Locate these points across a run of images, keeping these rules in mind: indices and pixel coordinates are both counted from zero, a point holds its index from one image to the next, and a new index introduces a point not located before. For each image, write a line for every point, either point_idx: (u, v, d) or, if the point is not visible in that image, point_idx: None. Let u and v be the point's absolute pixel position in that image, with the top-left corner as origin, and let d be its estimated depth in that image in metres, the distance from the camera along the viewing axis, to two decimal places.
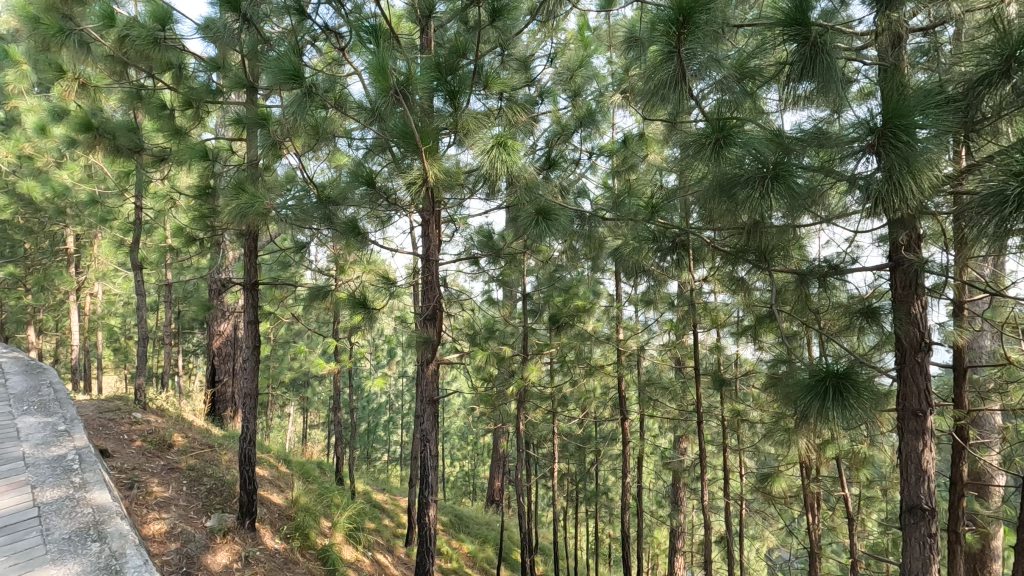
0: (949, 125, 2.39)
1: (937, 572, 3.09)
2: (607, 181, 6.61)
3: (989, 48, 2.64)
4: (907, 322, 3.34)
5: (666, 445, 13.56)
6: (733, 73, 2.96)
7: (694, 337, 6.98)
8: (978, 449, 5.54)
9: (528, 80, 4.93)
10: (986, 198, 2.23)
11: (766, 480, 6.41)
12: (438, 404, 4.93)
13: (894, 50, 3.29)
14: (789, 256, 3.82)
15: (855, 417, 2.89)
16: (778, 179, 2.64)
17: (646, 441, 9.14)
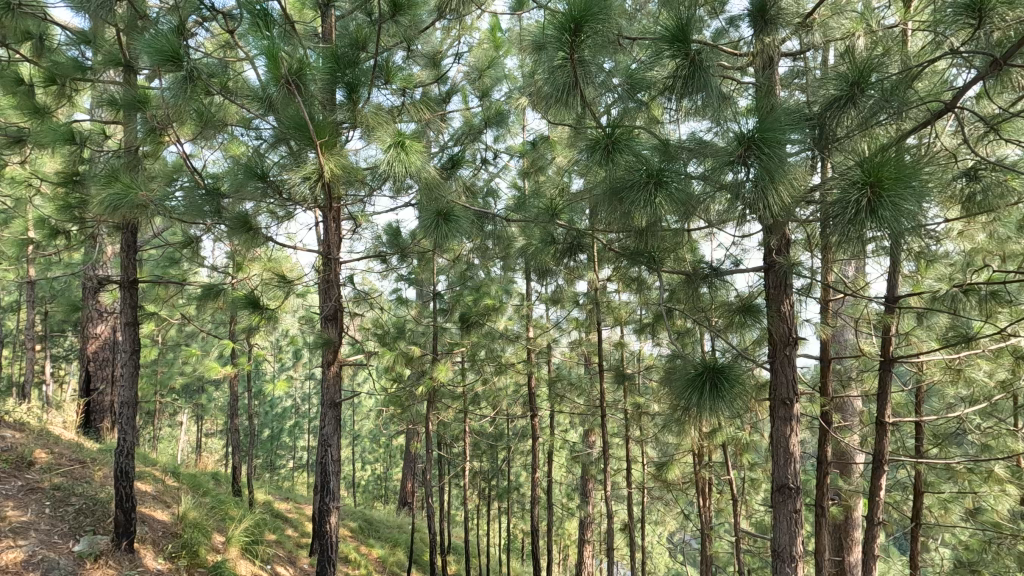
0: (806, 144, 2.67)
1: (801, 543, 3.43)
2: (516, 182, 6.72)
3: (842, 74, 2.98)
4: (778, 319, 3.72)
5: (575, 439, 13.99)
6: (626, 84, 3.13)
7: (599, 335, 7.28)
8: (842, 431, 6.22)
9: (437, 78, 4.89)
10: (835, 208, 2.51)
11: (663, 468, 6.81)
12: (340, 407, 4.78)
13: (768, 71, 3.63)
14: (681, 258, 4.08)
15: (727, 407, 3.21)
16: (661, 185, 2.84)
17: (555, 436, 9.39)
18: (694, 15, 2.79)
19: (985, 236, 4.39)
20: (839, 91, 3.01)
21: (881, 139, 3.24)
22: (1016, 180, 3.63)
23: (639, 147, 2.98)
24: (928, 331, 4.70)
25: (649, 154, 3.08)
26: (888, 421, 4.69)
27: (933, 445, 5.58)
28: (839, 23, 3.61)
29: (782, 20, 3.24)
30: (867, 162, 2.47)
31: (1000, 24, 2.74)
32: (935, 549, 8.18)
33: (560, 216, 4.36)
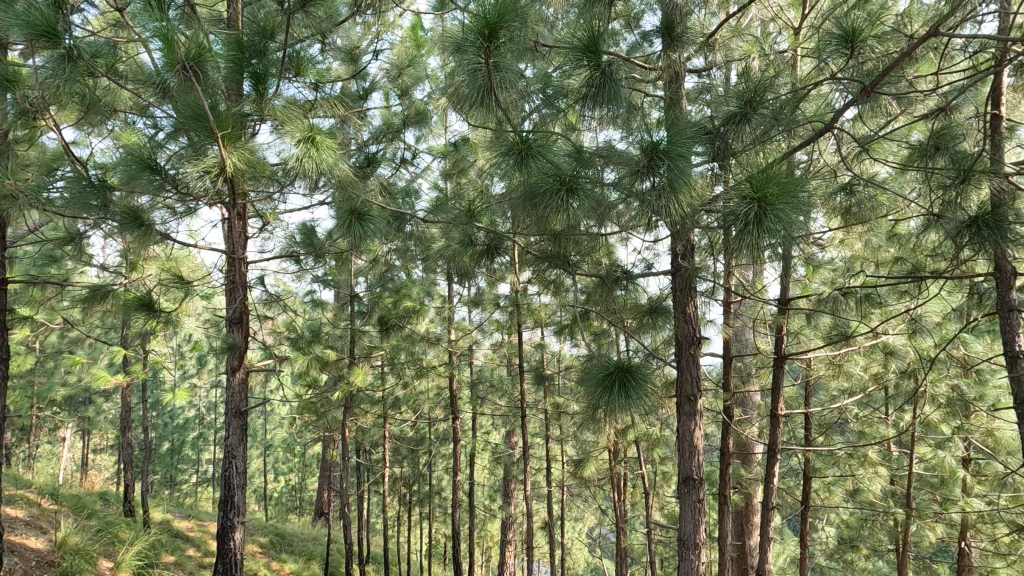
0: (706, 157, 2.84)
1: (705, 530, 3.64)
2: (438, 183, 6.66)
3: (738, 93, 3.21)
4: (684, 320, 3.94)
5: (498, 440, 14.05)
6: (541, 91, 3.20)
7: (520, 336, 7.37)
8: (743, 424, 6.69)
9: (355, 74, 4.75)
10: (730, 218, 2.70)
11: (580, 466, 7.00)
12: (247, 416, 4.51)
13: (675, 85, 3.85)
14: (597, 262, 4.21)
15: (634, 405, 3.37)
16: (574, 192, 2.91)
17: (477, 438, 9.38)
18: (604, 29, 2.90)
19: (860, 244, 4.89)
20: (735, 108, 3.24)
21: (772, 155, 3.53)
22: (885, 196, 4.07)
23: (553, 154, 3.05)
24: (814, 329, 5.17)
25: (563, 161, 3.15)
26: (781, 414, 5.11)
27: (819, 433, 6.13)
28: (737, 45, 3.92)
29: (687, 40, 3.43)
30: (757, 176, 2.68)
31: (867, 56, 3.10)
32: (821, 529, 8.98)
33: (479, 219, 4.37)
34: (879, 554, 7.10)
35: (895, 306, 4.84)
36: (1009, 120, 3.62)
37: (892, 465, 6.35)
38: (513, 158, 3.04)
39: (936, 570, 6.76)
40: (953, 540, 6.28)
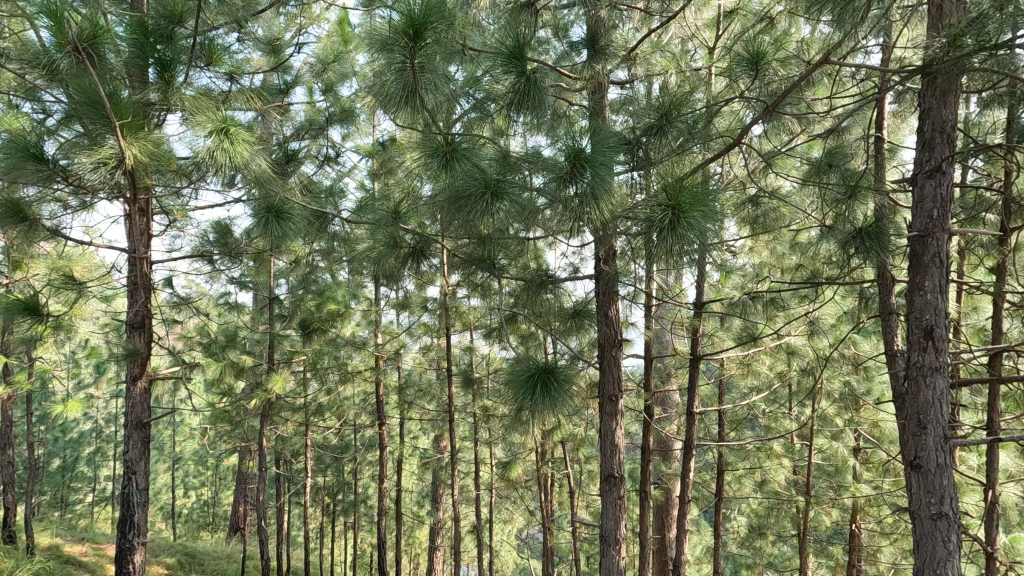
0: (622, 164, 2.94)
1: (625, 526, 3.77)
2: (365, 182, 6.50)
3: (654, 106, 3.38)
4: (606, 323, 4.08)
5: (427, 445, 13.85)
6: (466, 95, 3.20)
7: (448, 339, 7.31)
8: (662, 422, 7.00)
9: (277, 66, 4.55)
10: (647, 225, 2.82)
11: (508, 468, 7.04)
12: (149, 428, 4.17)
13: (599, 95, 3.98)
14: (524, 266, 4.27)
15: (557, 407, 3.47)
16: (499, 195, 2.94)
17: (404, 443, 9.20)
18: (529, 36, 2.96)
19: (766, 252, 5.25)
20: (651, 120, 3.40)
21: (687, 166, 3.74)
22: (788, 207, 4.40)
23: (479, 158, 3.05)
24: (727, 331, 5.49)
25: (489, 165, 3.17)
26: (696, 411, 5.39)
27: (731, 429, 6.51)
28: (654, 60, 4.13)
29: (610, 53, 3.57)
30: (672, 186, 2.83)
31: (770, 78, 3.36)
32: (734, 519, 9.53)
33: (406, 220, 4.30)
34: (783, 540, 7.63)
35: (796, 309, 5.26)
36: (889, 142, 4.04)
37: (794, 456, 6.86)
38: (438, 159, 3.03)
39: (832, 552, 7.36)
40: (845, 523, 6.87)
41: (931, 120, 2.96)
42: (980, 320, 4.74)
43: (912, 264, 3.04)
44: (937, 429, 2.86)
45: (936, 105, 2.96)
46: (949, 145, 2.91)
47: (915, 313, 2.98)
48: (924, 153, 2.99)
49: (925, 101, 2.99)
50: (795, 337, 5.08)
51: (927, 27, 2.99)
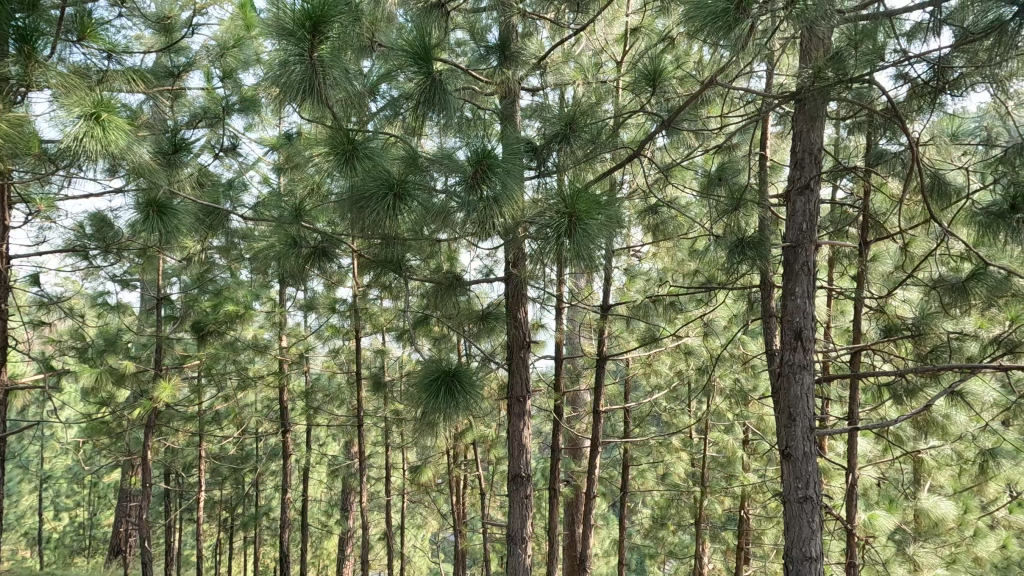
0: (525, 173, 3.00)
1: (530, 524, 3.85)
2: (271, 176, 6.14)
3: (561, 117, 3.53)
4: (515, 324, 4.17)
5: (337, 452, 13.33)
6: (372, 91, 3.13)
7: (358, 341, 7.08)
8: (572, 421, 7.20)
9: (169, 46, 4.18)
10: (548, 232, 2.89)
11: (419, 472, 6.94)
12: (3, 444, 3.68)
13: (510, 101, 4.05)
14: (434, 267, 4.25)
15: (462, 409, 3.49)
16: (402, 197, 2.91)
17: (311, 451, 8.79)
18: (437, 37, 2.95)
19: (668, 258, 5.57)
20: (556, 130, 3.55)
21: (591, 173, 3.90)
22: (685, 216, 4.70)
23: (382, 157, 3.00)
24: (631, 332, 5.77)
25: (395, 164, 3.13)
26: (602, 409, 5.61)
27: (634, 426, 6.83)
28: (562, 71, 4.29)
29: (519, 59, 3.67)
30: (572, 194, 2.95)
31: (669, 93, 3.58)
32: (637, 512, 10.00)
33: (311, 218, 4.13)
34: (681, 529, 8.11)
35: (694, 311, 5.62)
36: (772, 159, 4.43)
37: (691, 449, 7.32)
38: (339, 158, 2.93)
39: (724, 537, 7.91)
40: (735, 510, 7.41)
41: (803, 141, 3.29)
42: (846, 321, 5.31)
43: (785, 271, 3.36)
44: (804, 420, 3.17)
45: (806, 129, 3.29)
46: (815, 166, 3.26)
47: (787, 316, 3.29)
48: (795, 171, 3.32)
49: (798, 125, 3.32)
50: (692, 338, 5.43)
51: (801, 58, 3.31)
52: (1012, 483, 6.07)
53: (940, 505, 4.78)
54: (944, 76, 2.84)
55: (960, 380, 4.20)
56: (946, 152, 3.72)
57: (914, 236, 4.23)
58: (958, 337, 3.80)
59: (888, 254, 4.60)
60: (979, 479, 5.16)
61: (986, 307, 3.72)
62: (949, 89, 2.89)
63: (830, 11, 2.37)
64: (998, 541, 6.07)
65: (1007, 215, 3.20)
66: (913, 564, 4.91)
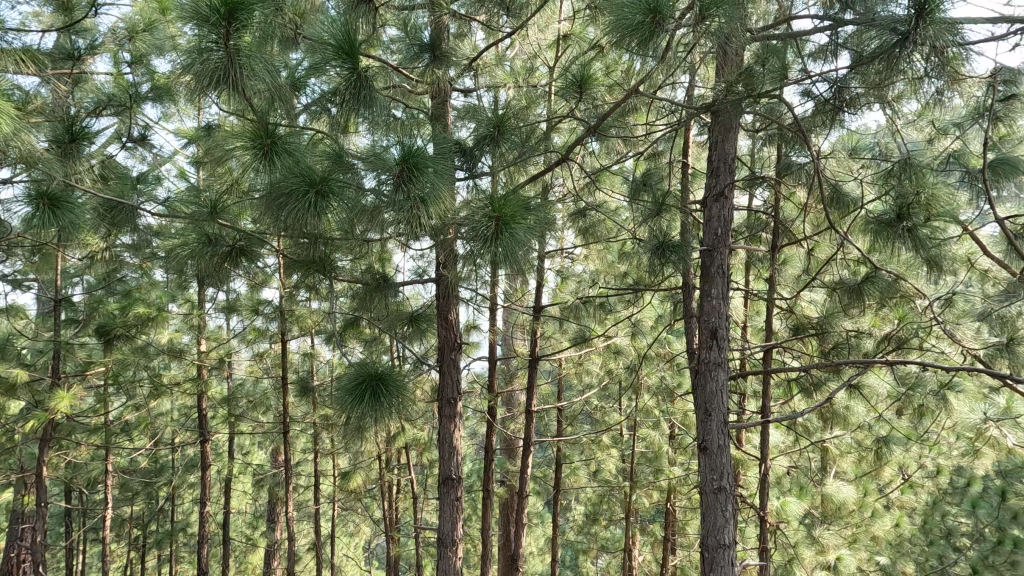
0: (452, 173, 2.99)
1: (460, 526, 3.85)
2: (187, 170, 5.78)
3: (490, 119, 3.57)
4: (446, 325, 4.16)
5: (263, 461, 12.72)
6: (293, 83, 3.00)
7: (284, 345, 6.80)
8: (507, 422, 7.24)
9: (69, 27, 3.83)
10: (475, 234, 2.91)
11: (349, 478, 6.75)
12: None
13: (442, 102, 4.05)
14: (363, 267, 4.15)
15: (388, 412, 3.44)
16: (324, 195, 2.81)
17: (232, 461, 8.33)
18: (362, 31, 2.89)
19: (599, 260, 5.72)
20: (485, 132, 3.58)
21: (522, 176, 3.94)
22: (614, 220, 4.85)
23: (303, 153, 2.87)
24: (563, 333, 5.87)
25: (318, 161, 3.02)
26: (534, 409, 5.68)
27: (567, 425, 6.95)
28: (493, 73, 4.31)
29: (450, 58, 3.68)
30: (501, 196, 2.98)
31: (597, 99, 3.67)
32: (570, 509, 10.20)
33: (228, 215, 3.91)
34: (612, 524, 8.35)
35: (623, 312, 5.79)
36: (693, 167, 4.66)
37: (620, 446, 7.55)
38: (257, 153, 2.78)
39: (652, 530, 8.19)
40: (663, 503, 7.70)
41: (719, 151, 3.49)
42: (761, 321, 5.66)
43: (702, 274, 3.53)
44: (718, 415, 3.35)
45: (722, 139, 3.49)
46: (730, 174, 3.45)
47: (704, 316, 3.46)
48: (712, 179, 3.51)
49: (714, 135, 3.51)
50: (620, 338, 5.60)
51: (717, 72, 3.50)
52: (904, 467, 6.68)
53: (842, 490, 5.19)
54: (842, 95, 3.09)
55: (858, 374, 4.58)
56: (845, 165, 4.06)
57: (818, 241, 4.58)
58: (855, 335, 4.14)
59: (798, 258, 4.94)
60: (876, 464, 5.62)
61: (879, 307, 4.08)
62: (847, 107, 3.16)
63: (741, 30, 2.52)
64: (892, 521, 6.65)
65: (895, 223, 3.54)
66: (819, 546, 5.29)
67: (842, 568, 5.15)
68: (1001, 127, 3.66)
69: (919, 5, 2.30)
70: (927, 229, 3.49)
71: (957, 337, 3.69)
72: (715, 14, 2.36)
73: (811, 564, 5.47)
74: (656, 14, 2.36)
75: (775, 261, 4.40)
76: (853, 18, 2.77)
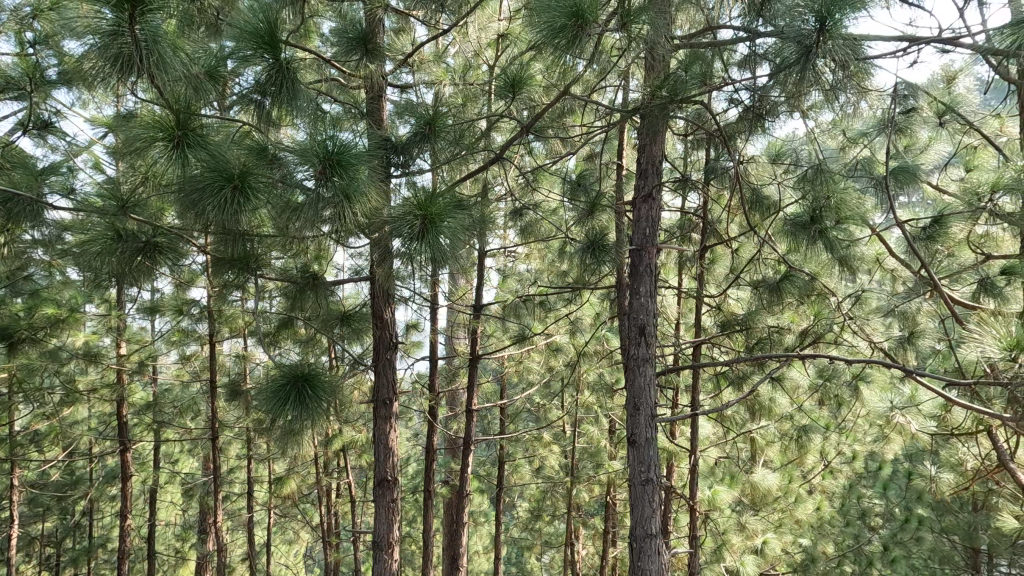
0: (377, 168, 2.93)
1: (397, 528, 3.80)
2: (104, 161, 5.41)
3: (426, 114, 3.55)
4: (381, 325, 4.13)
5: (194, 470, 12.09)
6: (208, 73, 2.84)
7: (213, 347, 6.49)
8: (449, 421, 7.18)
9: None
10: (403, 231, 2.87)
11: (281, 484, 6.50)
12: None
13: (377, 98, 4.00)
14: (292, 266, 4.02)
15: (315, 413, 3.34)
16: (243, 191, 2.69)
17: (156, 470, 7.85)
18: (285, 20, 2.79)
19: (539, 259, 5.78)
20: (420, 129, 3.56)
21: (460, 174, 3.93)
22: (552, 219, 4.92)
23: (218, 147, 2.74)
24: (503, 332, 5.89)
25: (236, 155, 2.88)
26: (475, 408, 5.66)
27: (509, 422, 6.98)
28: (431, 70, 4.26)
29: (384, 53, 3.64)
30: (429, 196, 2.96)
31: (533, 99, 3.70)
32: (514, 506, 10.26)
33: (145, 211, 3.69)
34: (555, 519, 8.44)
35: (563, 310, 5.88)
36: (627, 169, 4.79)
37: (561, 442, 7.66)
38: (165, 145, 2.62)
39: (593, 524, 8.33)
40: (603, 497, 7.85)
41: (647, 154, 3.61)
42: (693, 318, 5.89)
43: (631, 273, 3.64)
44: (646, 409, 3.46)
45: (649, 143, 3.61)
46: (657, 176, 3.58)
47: (633, 313, 3.57)
48: (640, 180, 3.63)
49: (643, 138, 3.63)
50: (559, 334, 5.67)
51: (647, 76, 3.60)
52: (824, 454, 7.12)
53: (767, 477, 5.47)
54: (760, 104, 3.25)
55: (779, 368, 4.83)
56: (766, 171, 4.28)
57: (743, 242, 4.82)
58: (776, 331, 4.37)
59: (725, 258, 5.17)
60: (798, 452, 5.95)
61: (797, 304, 4.34)
62: (765, 116, 3.32)
63: (664, 37, 2.61)
64: (814, 505, 7.05)
65: (809, 225, 3.77)
66: (745, 531, 5.55)
67: (767, 551, 5.43)
68: (903, 137, 3.96)
69: (822, 22, 2.46)
70: (836, 231, 3.74)
71: (866, 332, 3.96)
72: (640, 20, 2.45)
73: (739, 549, 5.73)
74: (579, 19, 2.40)
75: (703, 260, 4.59)
76: (768, 31, 2.93)
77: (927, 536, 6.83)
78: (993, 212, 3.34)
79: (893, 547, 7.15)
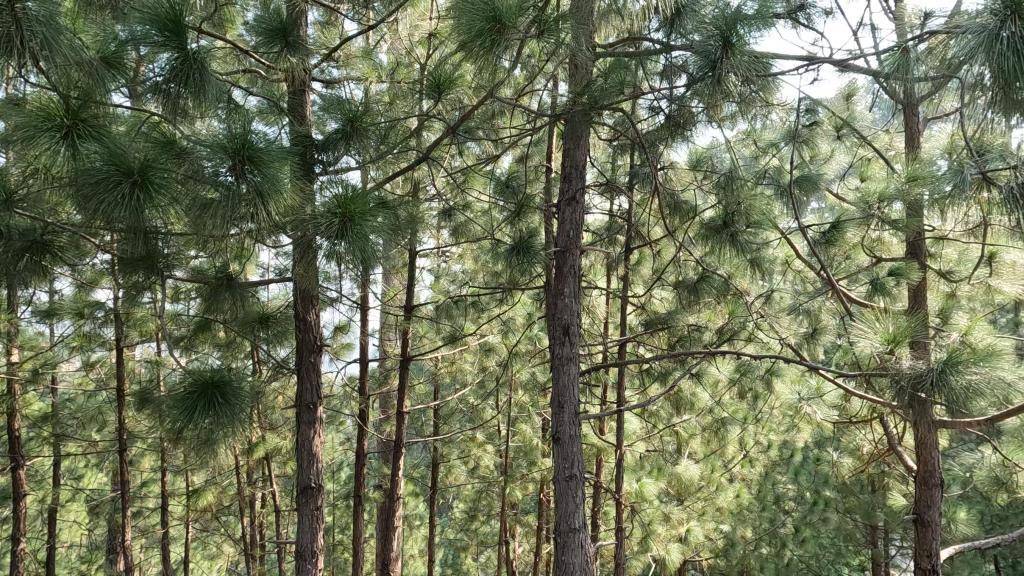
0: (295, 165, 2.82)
1: (322, 536, 3.70)
2: None
3: (351, 110, 3.45)
4: (304, 327, 3.94)
5: (102, 485, 11.18)
6: (105, 59, 2.63)
7: (121, 352, 6.04)
8: (380, 424, 7.03)
9: None
10: (323, 231, 2.77)
11: (198, 495, 6.12)
12: None
13: (301, 92, 3.86)
14: (205, 267, 3.79)
15: (229, 421, 3.15)
16: (144, 186, 2.50)
17: (54, 486, 7.19)
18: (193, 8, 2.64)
19: (470, 259, 5.78)
20: (344, 126, 3.45)
21: (387, 172, 3.86)
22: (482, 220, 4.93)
23: (117, 138, 2.54)
24: (435, 332, 5.84)
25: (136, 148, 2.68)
26: (406, 409, 5.58)
27: (442, 423, 6.93)
28: (358, 65, 4.15)
29: (306, 46, 3.52)
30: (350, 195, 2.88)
31: (461, 99, 3.70)
32: (450, 507, 10.17)
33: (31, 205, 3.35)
34: (489, 519, 8.47)
35: (495, 310, 5.90)
36: (556, 170, 4.89)
37: (496, 442, 7.68)
38: (52, 134, 2.39)
39: (528, 521, 8.41)
40: (536, 494, 7.94)
41: (571, 157, 3.69)
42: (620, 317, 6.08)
43: (557, 273, 3.71)
44: (570, 407, 3.55)
45: (574, 147, 3.69)
46: (581, 179, 3.68)
47: (558, 313, 3.65)
48: (565, 183, 3.71)
49: (568, 142, 3.71)
50: (491, 334, 5.69)
51: (573, 82, 3.70)
52: (742, 444, 7.55)
53: (690, 468, 5.73)
54: (677, 113, 3.41)
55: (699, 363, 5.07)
56: (686, 177, 4.48)
57: (665, 243, 5.03)
58: (695, 329, 4.59)
59: (650, 258, 5.37)
60: (718, 443, 6.27)
61: (715, 303, 4.56)
62: (682, 125, 3.48)
63: (584, 46, 2.69)
64: (734, 493, 7.45)
65: (723, 229, 3.97)
66: (669, 521, 5.78)
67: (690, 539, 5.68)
68: (807, 148, 4.27)
69: (727, 38, 2.62)
70: (748, 234, 3.95)
71: (774, 328, 4.23)
72: (561, 28, 2.52)
73: (664, 538, 5.96)
74: (498, 23, 2.43)
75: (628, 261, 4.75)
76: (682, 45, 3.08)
77: (832, 516, 7.38)
78: (881, 219, 3.68)
79: (803, 529, 7.67)
